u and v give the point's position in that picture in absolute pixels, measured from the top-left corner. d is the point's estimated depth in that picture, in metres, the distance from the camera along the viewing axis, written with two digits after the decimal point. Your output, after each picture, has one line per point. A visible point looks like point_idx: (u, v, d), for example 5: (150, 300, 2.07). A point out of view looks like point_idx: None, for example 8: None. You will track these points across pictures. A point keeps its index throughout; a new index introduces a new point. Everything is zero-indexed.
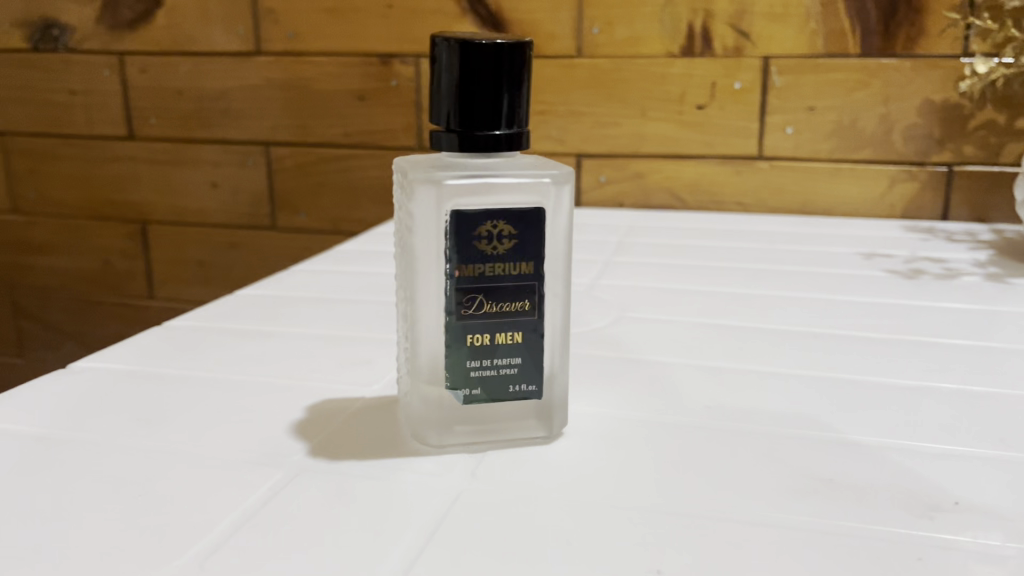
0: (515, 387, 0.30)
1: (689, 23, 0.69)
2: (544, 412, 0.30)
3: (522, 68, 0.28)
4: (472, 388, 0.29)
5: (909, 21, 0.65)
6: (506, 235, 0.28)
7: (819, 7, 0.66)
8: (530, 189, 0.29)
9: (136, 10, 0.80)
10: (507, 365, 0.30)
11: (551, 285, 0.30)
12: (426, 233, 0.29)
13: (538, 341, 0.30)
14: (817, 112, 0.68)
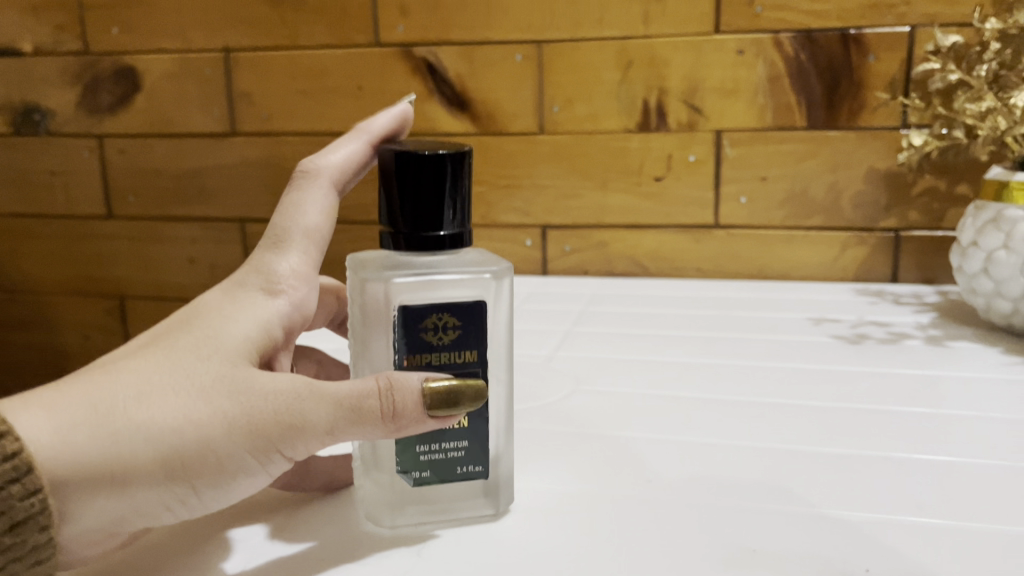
0: (463, 468, 0.32)
1: (644, 100, 0.72)
2: (491, 489, 0.32)
3: (463, 174, 0.31)
4: (422, 470, 0.31)
5: (851, 95, 0.68)
6: (450, 327, 0.31)
7: (767, 82, 0.70)
8: (469, 286, 0.31)
9: (115, 94, 0.83)
10: (455, 448, 0.32)
11: (494, 371, 0.32)
12: (376, 325, 0.31)
13: (482, 424, 0.32)
14: (769, 181, 0.71)
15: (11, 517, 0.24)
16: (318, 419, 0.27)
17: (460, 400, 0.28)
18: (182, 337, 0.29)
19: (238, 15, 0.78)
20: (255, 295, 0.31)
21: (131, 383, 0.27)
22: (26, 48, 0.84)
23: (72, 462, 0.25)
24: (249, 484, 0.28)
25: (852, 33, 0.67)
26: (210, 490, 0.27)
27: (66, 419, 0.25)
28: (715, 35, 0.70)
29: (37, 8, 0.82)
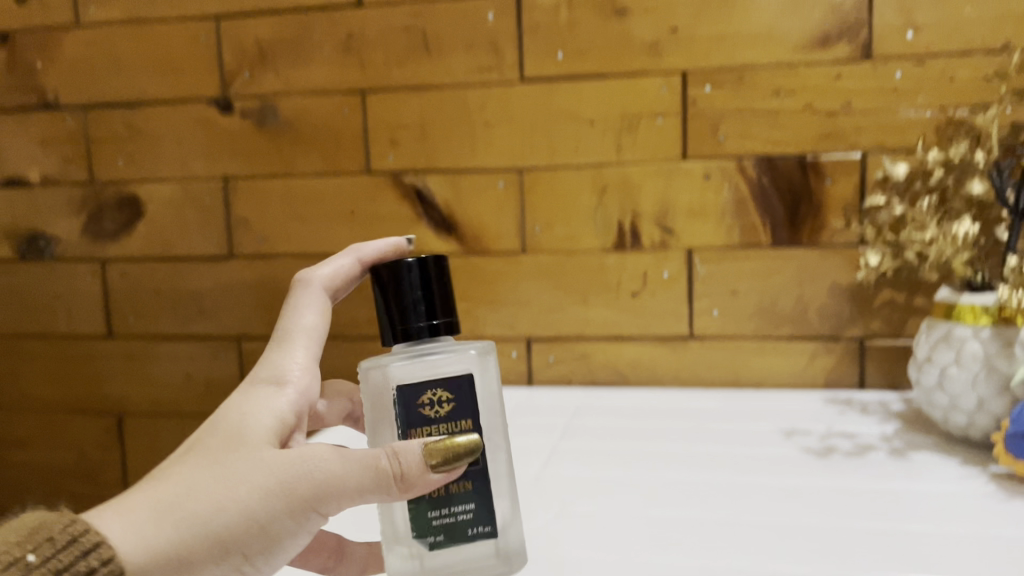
0: (474, 529, 0.41)
1: (619, 221, 0.77)
2: (502, 552, 0.41)
3: (441, 273, 0.43)
4: (437, 534, 0.40)
5: (812, 215, 0.74)
6: (446, 403, 0.40)
7: (733, 204, 0.75)
8: (458, 365, 0.41)
9: (119, 221, 0.87)
10: (464, 512, 0.40)
11: (491, 441, 0.41)
12: (385, 406, 0.41)
13: (484, 486, 0.41)
14: (739, 294, 0.76)
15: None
16: (336, 482, 0.37)
17: (459, 455, 0.38)
18: (212, 440, 0.38)
19: (237, 147, 0.84)
20: (265, 393, 0.41)
21: (188, 484, 0.36)
22: (33, 178, 0.88)
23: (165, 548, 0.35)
24: (290, 543, 0.37)
25: (810, 159, 0.73)
26: (260, 553, 0.37)
27: (149, 517, 0.35)
28: (683, 161, 0.75)
29: (46, 142, 0.87)
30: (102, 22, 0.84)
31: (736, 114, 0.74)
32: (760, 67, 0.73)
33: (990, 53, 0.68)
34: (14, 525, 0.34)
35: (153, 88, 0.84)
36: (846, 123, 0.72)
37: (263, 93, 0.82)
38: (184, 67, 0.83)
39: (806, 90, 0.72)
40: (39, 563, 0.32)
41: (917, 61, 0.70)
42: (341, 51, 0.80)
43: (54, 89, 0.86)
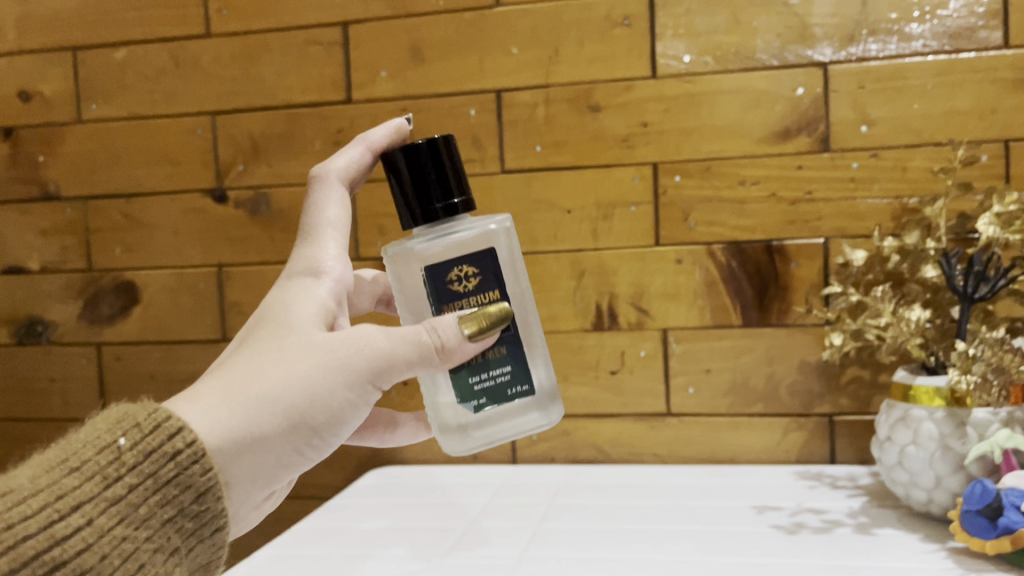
0: (512, 388, 0.49)
1: (597, 303, 0.81)
2: (540, 403, 0.50)
3: (448, 153, 0.49)
4: (481, 398, 0.48)
5: (779, 297, 0.78)
6: (473, 278, 0.47)
7: (704, 286, 0.79)
8: (479, 240, 0.48)
9: (115, 306, 0.90)
10: (502, 374, 0.48)
11: (517, 310, 0.49)
12: (416, 285, 0.48)
13: (516, 348, 0.48)
14: (713, 373, 0.79)
15: (197, 488, 0.39)
16: (383, 356, 0.43)
17: (494, 321, 0.45)
18: (264, 329, 0.44)
19: (230, 235, 0.87)
20: (303, 284, 0.46)
21: (252, 370, 0.42)
22: (33, 267, 0.92)
23: (239, 429, 0.40)
24: (353, 416, 0.43)
25: (776, 244, 0.77)
26: (326, 427, 0.43)
27: (221, 403, 0.41)
28: (656, 247, 0.79)
29: (47, 232, 0.91)
30: (103, 118, 0.89)
31: (705, 202, 0.78)
32: (726, 158, 0.77)
33: (939, 146, 0.74)
34: (101, 416, 0.40)
35: (151, 180, 0.88)
36: (809, 211, 0.76)
37: (256, 183, 0.86)
38: (181, 160, 0.87)
39: (770, 180, 0.77)
40: (129, 446, 0.38)
41: (872, 153, 0.75)
42: (332, 144, 0.84)
43: (56, 181, 0.90)
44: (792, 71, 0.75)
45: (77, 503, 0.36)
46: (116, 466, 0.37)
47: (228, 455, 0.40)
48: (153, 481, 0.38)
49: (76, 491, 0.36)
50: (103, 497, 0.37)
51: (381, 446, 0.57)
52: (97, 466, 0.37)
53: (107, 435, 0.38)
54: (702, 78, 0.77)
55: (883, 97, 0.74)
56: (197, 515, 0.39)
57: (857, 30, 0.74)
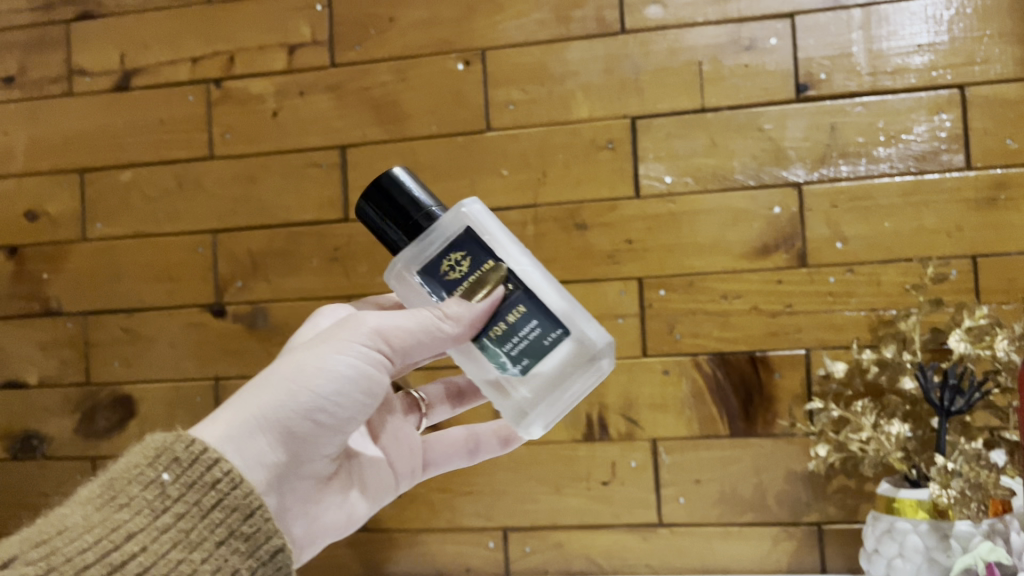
0: (548, 337, 0.52)
1: (587, 414, 0.83)
2: (579, 338, 0.52)
3: (400, 174, 0.55)
4: (523, 360, 0.52)
5: (764, 407, 0.80)
6: (464, 260, 0.53)
7: (691, 396, 0.81)
8: (453, 226, 0.53)
9: (112, 419, 0.91)
10: (533, 330, 0.52)
11: (524, 270, 0.53)
12: (420, 293, 0.54)
13: (532, 301, 0.52)
14: (702, 483, 0.80)
15: (242, 510, 0.45)
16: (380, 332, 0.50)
17: (483, 281, 0.52)
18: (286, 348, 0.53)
19: (227, 349, 0.89)
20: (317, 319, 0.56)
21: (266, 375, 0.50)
22: (31, 381, 0.93)
23: (253, 419, 0.48)
24: (367, 392, 0.50)
25: (759, 355, 0.80)
26: (341, 406, 0.50)
27: (236, 398, 0.49)
28: (644, 358, 0.81)
29: (46, 346, 0.93)
30: (107, 236, 0.92)
31: (689, 315, 0.81)
32: (709, 273, 0.80)
33: (910, 261, 0.77)
34: (140, 449, 0.45)
35: (152, 295, 0.91)
36: (789, 323, 0.79)
37: (254, 298, 0.89)
38: (182, 276, 0.90)
39: (751, 293, 0.80)
40: (172, 480, 0.44)
41: (848, 268, 0.78)
42: (329, 260, 0.87)
43: (58, 297, 0.92)
44: (768, 191, 0.79)
45: (134, 528, 0.42)
46: (163, 497, 0.43)
47: (246, 441, 0.47)
48: (197, 510, 0.44)
49: (129, 524, 0.42)
50: (154, 526, 0.43)
51: (472, 461, 0.67)
52: (144, 500, 0.43)
53: (151, 471, 0.44)
54: (683, 198, 0.81)
55: (855, 216, 0.78)
56: (249, 536, 0.45)
57: (828, 153, 0.79)
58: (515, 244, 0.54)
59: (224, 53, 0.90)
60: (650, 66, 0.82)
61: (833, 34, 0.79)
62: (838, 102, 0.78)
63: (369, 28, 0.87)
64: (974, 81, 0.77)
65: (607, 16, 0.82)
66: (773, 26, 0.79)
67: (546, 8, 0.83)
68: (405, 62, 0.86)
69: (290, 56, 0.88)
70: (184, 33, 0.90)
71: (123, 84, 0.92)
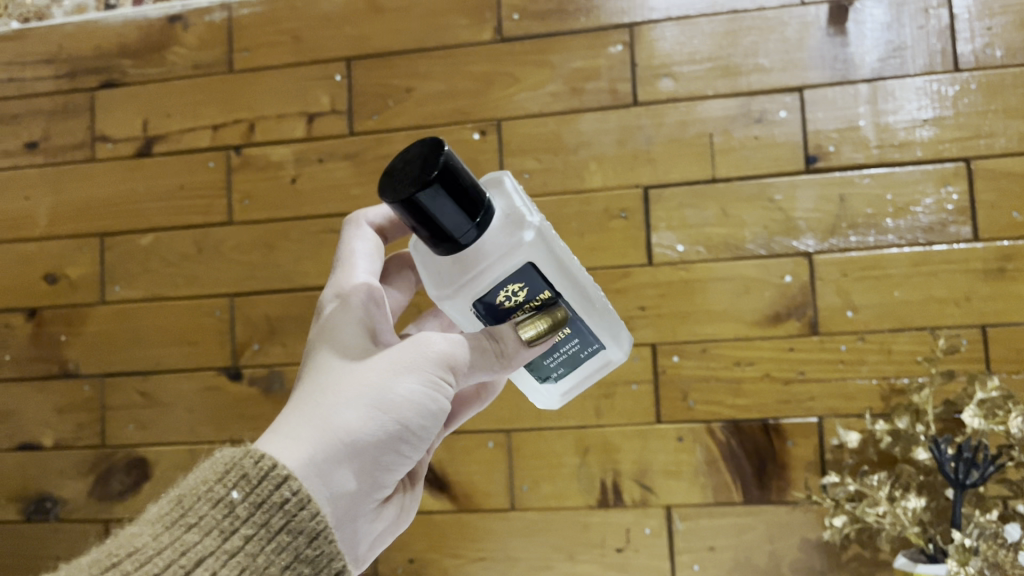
0: (585, 351, 0.54)
1: (602, 480, 0.83)
2: (615, 348, 0.54)
3: (455, 171, 0.45)
4: (558, 370, 0.55)
5: (777, 474, 0.80)
6: (520, 291, 0.49)
7: (705, 464, 0.81)
8: (519, 254, 0.48)
9: (126, 482, 0.91)
10: (573, 348, 0.53)
11: (576, 300, 0.51)
12: (466, 314, 0.51)
13: (579, 327, 0.52)
14: (717, 550, 0.81)
15: (309, 532, 0.42)
16: (450, 353, 0.49)
17: (544, 332, 0.49)
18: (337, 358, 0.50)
19: (242, 412, 0.90)
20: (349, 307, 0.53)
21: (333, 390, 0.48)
22: (47, 443, 0.93)
23: (325, 438, 0.46)
24: (436, 414, 0.49)
25: (772, 423, 0.80)
26: (411, 426, 0.48)
27: (306, 421, 0.47)
28: (658, 425, 0.82)
29: (63, 409, 0.93)
30: (126, 299, 0.93)
31: (702, 382, 0.81)
32: (722, 340, 0.81)
33: (921, 330, 0.78)
34: (209, 464, 0.43)
35: (169, 357, 0.92)
36: (802, 390, 0.80)
37: (270, 362, 0.89)
38: (199, 338, 0.91)
39: (764, 361, 0.81)
40: (241, 499, 0.42)
41: (859, 337, 0.79)
42: None
43: (75, 359, 0.93)
44: (780, 260, 0.81)
45: (203, 552, 0.40)
46: (232, 518, 0.41)
47: (318, 460, 0.45)
48: (266, 532, 0.41)
49: (198, 546, 0.40)
50: (223, 549, 0.40)
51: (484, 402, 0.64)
52: (214, 520, 0.41)
53: (220, 488, 0.42)
54: (695, 266, 0.82)
55: (865, 285, 0.79)
56: (313, 560, 0.42)
57: (838, 224, 0.80)
58: (567, 259, 0.50)
59: (244, 121, 0.92)
60: (661, 138, 0.83)
61: (842, 108, 0.81)
62: (847, 174, 0.80)
63: (387, 98, 0.89)
64: (979, 154, 0.78)
65: (620, 89, 0.85)
66: (782, 99, 0.82)
67: (560, 80, 0.86)
68: (423, 132, 0.88)
69: (310, 124, 0.90)
70: (205, 102, 0.93)
71: (145, 150, 0.94)
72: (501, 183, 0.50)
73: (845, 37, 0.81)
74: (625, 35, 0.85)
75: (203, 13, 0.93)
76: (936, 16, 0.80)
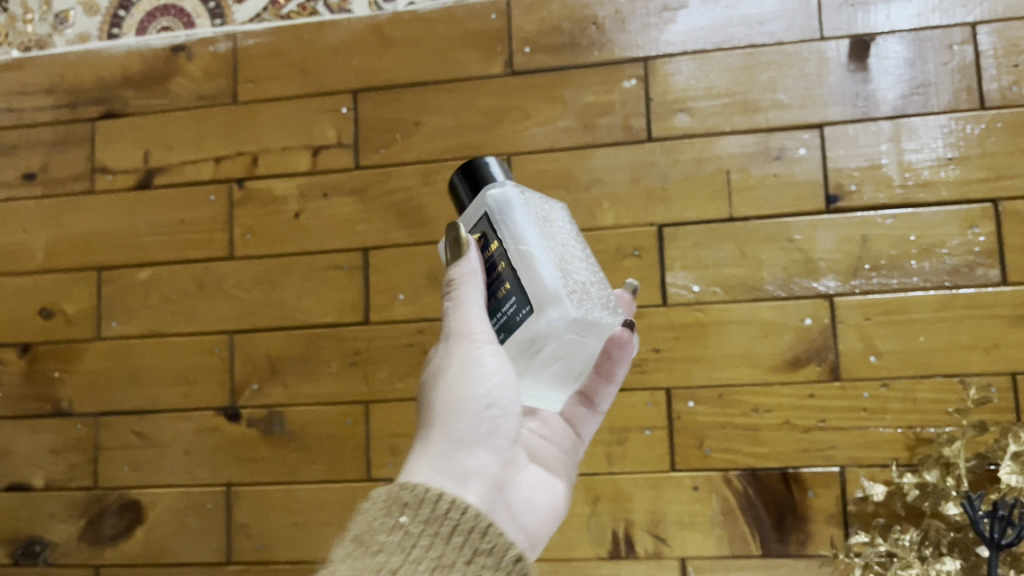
0: (521, 313, 0.48)
1: (613, 530, 0.79)
2: (544, 307, 0.47)
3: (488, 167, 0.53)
4: (501, 334, 0.50)
5: (798, 526, 0.77)
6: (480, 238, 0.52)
7: (721, 515, 0.78)
8: (488, 189, 0.51)
9: (118, 526, 0.88)
10: (512, 306, 0.49)
11: (512, 249, 0.49)
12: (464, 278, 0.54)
13: (513, 277, 0.49)
14: None
15: (478, 526, 0.41)
16: (473, 321, 0.50)
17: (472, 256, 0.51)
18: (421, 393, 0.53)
19: (240, 454, 0.86)
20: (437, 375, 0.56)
21: (428, 414, 0.50)
22: (37, 484, 0.90)
23: (433, 451, 0.47)
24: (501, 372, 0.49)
25: (792, 472, 0.77)
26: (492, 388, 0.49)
27: (416, 448, 0.48)
28: (673, 473, 0.79)
29: (55, 448, 0.90)
30: (123, 336, 0.90)
31: (719, 429, 0.78)
32: (738, 386, 0.78)
33: (948, 377, 0.75)
34: (368, 506, 0.43)
35: (166, 397, 0.88)
36: (822, 439, 0.77)
37: (269, 402, 0.86)
38: (197, 377, 0.88)
39: (783, 407, 0.77)
40: (410, 521, 0.41)
41: (882, 383, 0.76)
42: (348, 364, 0.85)
43: (69, 397, 0.90)
44: (799, 303, 0.78)
45: (395, 570, 0.39)
46: (409, 537, 0.41)
47: (433, 471, 0.46)
48: (442, 541, 0.41)
49: (386, 564, 0.39)
50: (408, 562, 0.39)
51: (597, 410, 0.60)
52: (392, 542, 0.40)
53: (388, 519, 0.41)
54: (712, 308, 0.79)
55: (889, 329, 0.76)
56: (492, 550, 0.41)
57: (860, 265, 0.77)
58: (526, 216, 0.50)
59: (248, 153, 0.89)
60: (677, 175, 0.81)
61: (864, 146, 0.78)
62: (868, 215, 0.78)
63: (394, 131, 0.87)
64: (1007, 195, 0.76)
65: (634, 124, 0.82)
66: (801, 136, 0.79)
67: (573, 115, 0.83)
68: (430, 166, 0.86)
69: (315, 158, 0.88)
70: (208, 133, 0.90)
71: (145, 182, 0.91)
72: (554, 205, 0.55)
73: (866, 74, 0.79)
74: (639, 70, 0.82)
75: (207, 43, 0.91)
76: (960, 53, 0.78)
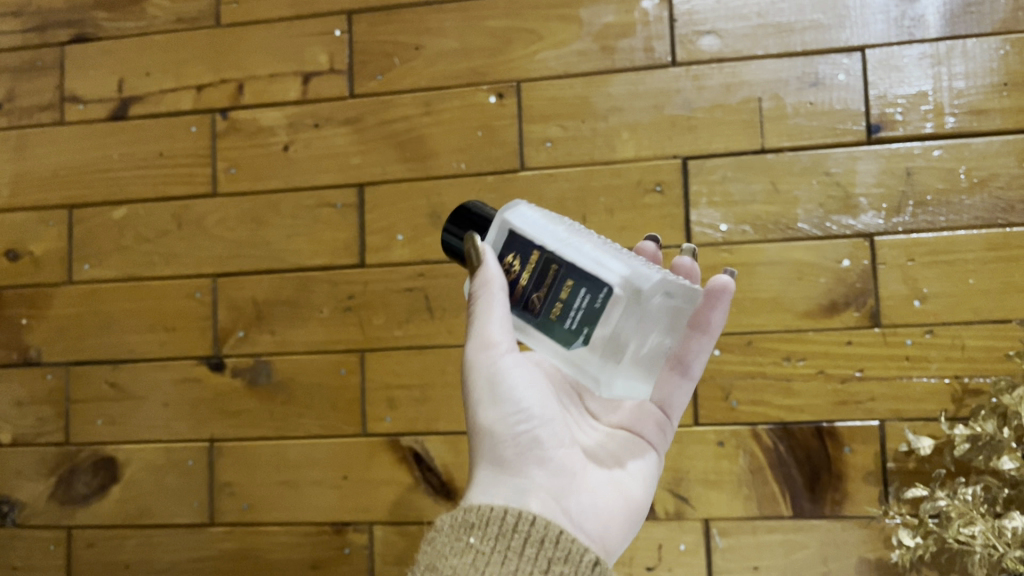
0: (598, 300, 0.44)
1: None
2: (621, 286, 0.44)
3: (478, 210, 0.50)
4: (582, 333, 0.44)
5: (833, 485, 0.71)
6: (516, 261, 0.46)
7: (748, 473, 0.71)
8: (495, 225, 0.48)
9: (92, 484, 0.81)
10: (585, 300, 0.44)
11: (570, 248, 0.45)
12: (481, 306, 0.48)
13: (578, 271, 0.44)
14: (761, 571, 0.71)
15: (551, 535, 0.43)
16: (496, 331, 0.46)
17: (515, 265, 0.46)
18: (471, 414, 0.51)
19: (224, 408, 0.79)
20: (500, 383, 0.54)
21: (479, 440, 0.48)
22: (4, 439, 0.83)
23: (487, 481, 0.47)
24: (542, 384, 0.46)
25: (826, 427, 0.71)
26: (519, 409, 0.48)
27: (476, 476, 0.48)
28: (697, 427, 0.72)
29: (23, 401, 0.83)
30: (96, 280, 0.83)
31: (748, 380, 0.72)
32: (770, 333, 0.72)
33: (1000, 323, 0.69)
34: (434, 535, 0.44)
35: (143, 346, 0.81)
36: (861, 390, 0.70)
37: (256, 351, 0.79)
38: (177, 324, 0.81)
39: (818, 355, 0.71)
40: (479, 541, 0.43)
41: (927, 330, 0.70)
42: (342, 310, 0.78)
43: (38, 346, 0.83)
44: (837, 242, 0.71)
45: None
46: (480, 558, 0.42)
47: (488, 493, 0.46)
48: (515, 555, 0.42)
49: None
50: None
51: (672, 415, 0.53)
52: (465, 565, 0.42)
53: (458, 541, 0.43)
54: (741, 248, 0.72)
55: (935, 271, 0.70)
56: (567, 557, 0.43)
57: (903, 201, 0.71)
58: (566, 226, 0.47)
59: (232, 80, 0.82)
60: (704, 103, 0.74)
61: (910, 72, 0.71)
62: (912, 146, 0.71)
63: (393, 56, 0.79)
64: None
65: (656, 48, 0.75)
66: (840, 61, 0.72)
67: (589, 38, 0.76)
68: (433, 94, 0.78)
69: (305, 85, 0.81)
70: (188, 59, 0.83)
71: (120, 113, 0.84)
72: None
73: None
74: None
75: None
76: None
